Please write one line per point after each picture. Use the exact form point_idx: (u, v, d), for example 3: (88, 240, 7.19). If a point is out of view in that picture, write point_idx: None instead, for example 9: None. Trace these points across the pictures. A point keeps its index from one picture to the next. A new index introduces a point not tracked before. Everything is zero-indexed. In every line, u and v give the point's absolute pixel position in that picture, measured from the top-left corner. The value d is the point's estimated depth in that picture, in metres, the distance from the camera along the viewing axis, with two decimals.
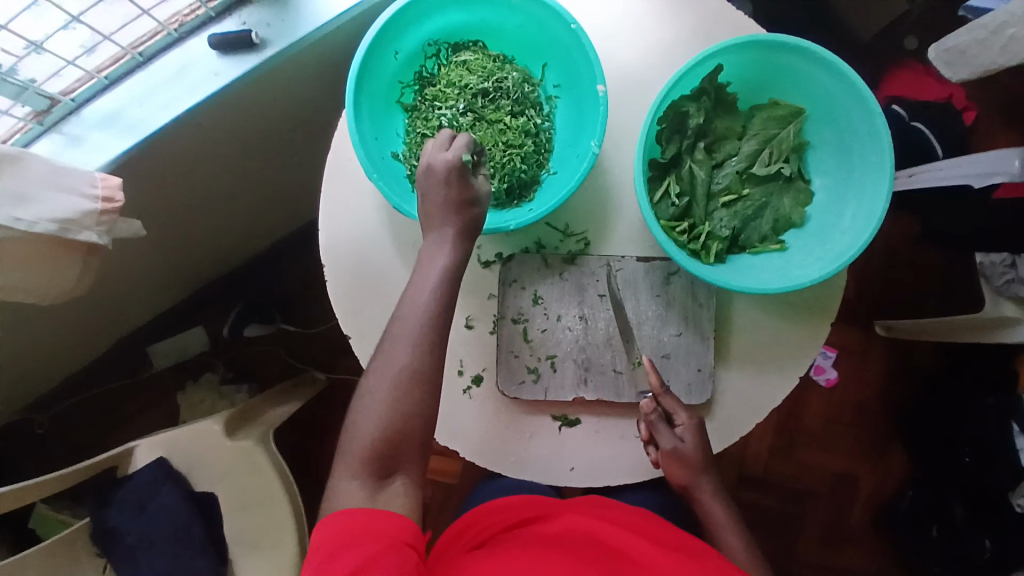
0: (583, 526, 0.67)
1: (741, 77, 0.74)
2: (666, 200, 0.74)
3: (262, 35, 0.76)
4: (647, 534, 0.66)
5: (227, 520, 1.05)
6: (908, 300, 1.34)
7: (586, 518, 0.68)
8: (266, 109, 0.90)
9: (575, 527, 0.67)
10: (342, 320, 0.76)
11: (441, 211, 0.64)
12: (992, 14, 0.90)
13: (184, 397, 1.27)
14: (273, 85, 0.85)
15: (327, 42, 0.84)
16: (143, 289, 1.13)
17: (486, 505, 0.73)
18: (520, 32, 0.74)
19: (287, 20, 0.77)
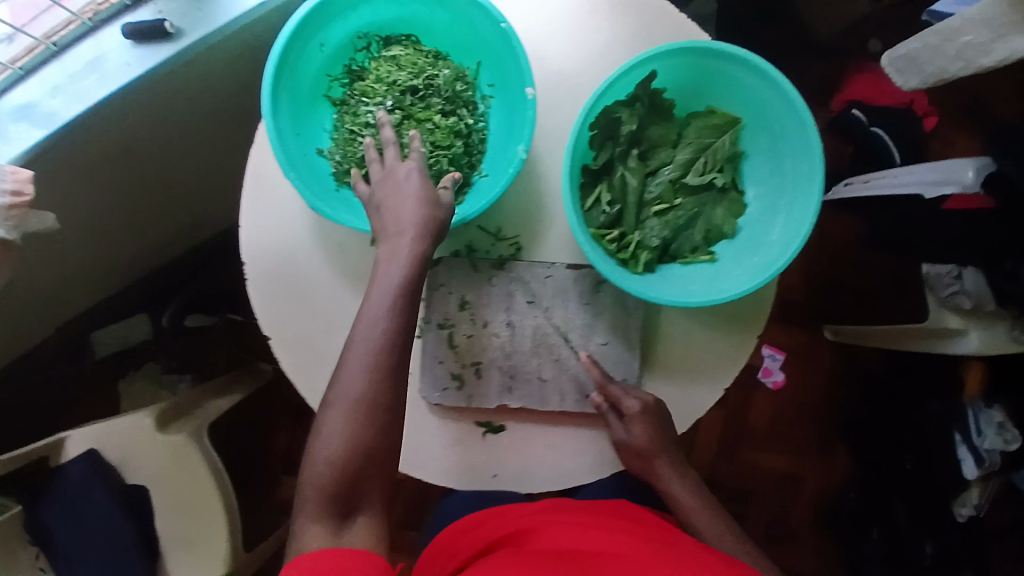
0: (558, 528, 0.64)
1: (676, 83, 0.72)
2: (597, 207, 0.73)
3: (177, 24, 0.74)
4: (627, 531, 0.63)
5: (159, 518, 1.04)
6: (855, 304, 1.36)
7: (565, 525, 0.65)
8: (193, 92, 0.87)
9: (554, 535, 0.63)
10: (262, 321, 0.73)
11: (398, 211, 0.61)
12: (945, 21, 0.86)
13: (125, 387, 1.24)
14: (195, 72, 0.83)
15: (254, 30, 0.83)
16: (79, 277, 1.09)
17: (468, 523, 0.70)
18: (451, 31, 0.73)
19: (203, 9, 0.75)
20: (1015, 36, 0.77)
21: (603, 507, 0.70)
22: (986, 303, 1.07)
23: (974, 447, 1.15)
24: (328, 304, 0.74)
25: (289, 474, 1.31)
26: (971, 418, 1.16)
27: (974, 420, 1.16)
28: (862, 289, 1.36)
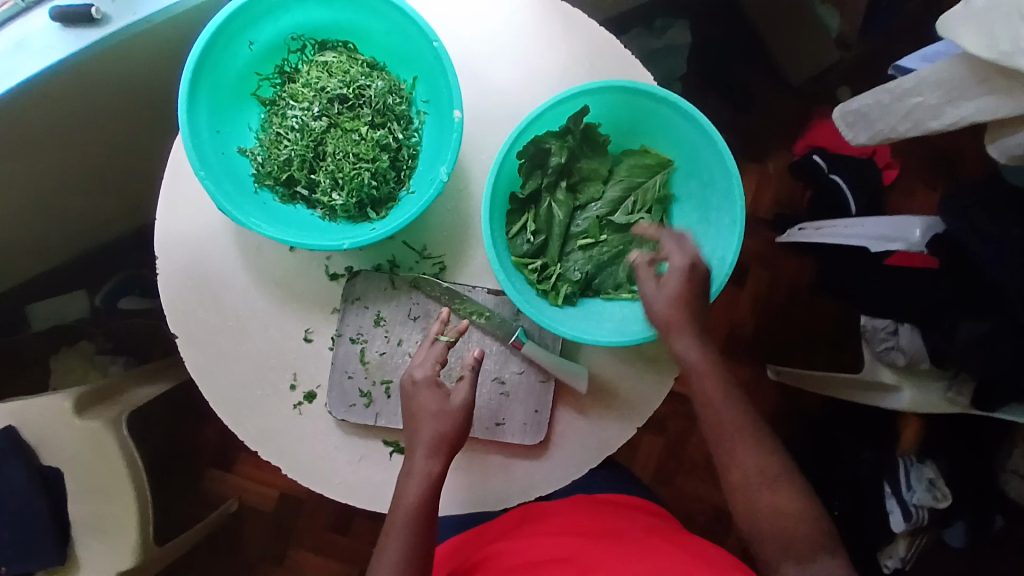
0: (532, 544, 0.70)
1: (610, 119, 0.72)
2: (522, 236, 0.73)
3: (103, 9, 0.71)
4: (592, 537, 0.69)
5: (73, 502, 1.01)
6: (801, 346, 1.37)
7: (536, 538, 0.71)
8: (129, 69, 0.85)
9: (528, 549, 0.69)
10: (172, 319, 0.73)
11: (428, 416, 0.66)
12: (899, 78, 0.83)
13: (56, 363, 1.21)
14: (128, 50, 0.81)
15: (191, 14, 0.81)
16: (14, 248, 1.06)
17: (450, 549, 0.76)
18: (387, 40, 0.72)
19: None
20: (967, 101, 0.75)
21: (567, 506, 0.76)
22: (921, 361, 1.07)
23: (903, 500, 1.14)
24: (242, 306, 0.73)
25: (218, 466, 1.30)
26: (902, 471, 1.16)
27: (905, 474, 1.16)
28: (810, 332, 1.36)
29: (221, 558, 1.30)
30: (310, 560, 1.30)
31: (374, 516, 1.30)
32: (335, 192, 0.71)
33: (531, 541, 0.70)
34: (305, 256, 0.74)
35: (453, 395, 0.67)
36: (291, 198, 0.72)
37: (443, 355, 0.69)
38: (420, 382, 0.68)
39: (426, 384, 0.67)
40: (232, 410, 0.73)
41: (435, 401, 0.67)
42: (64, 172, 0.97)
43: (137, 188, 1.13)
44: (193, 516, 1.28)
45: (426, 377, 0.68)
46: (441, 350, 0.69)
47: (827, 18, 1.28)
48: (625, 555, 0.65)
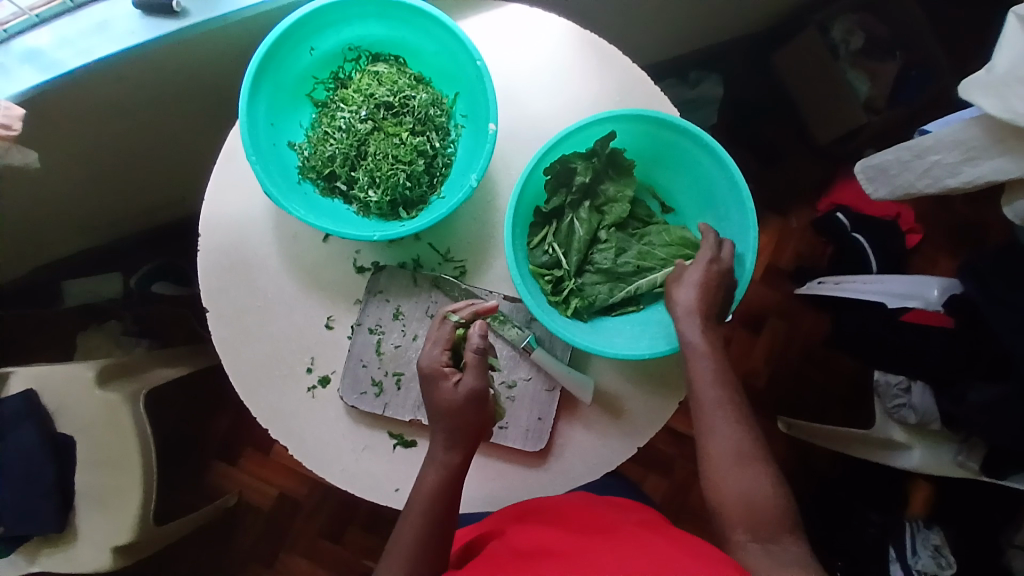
0: (540, 530, 0.67)
1: (635, 146, 0.76)
2: (541, 247, 0.76)
3: (184, 4, 0.79)
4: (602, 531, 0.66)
5: (81, 470, 1.04)
6: (814, 402, 1.35)
7: (544, 527, 0.68)
8: (192, 67, 0.92)
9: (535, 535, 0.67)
10: (205, 293, 0.77)
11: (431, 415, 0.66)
12: (918, 137, 0.86)
13: (83, 339, 1.27)
14: (198, 50, 0.89)
15: (257, 23, 0.88)
16: (63, 221, 1.14)
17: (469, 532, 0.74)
18: (436, 58, 0.77)
19: None
20: (984, 161, 0.77)
21: (595, 499, 0.75)
22: (931, 423, 1.06)
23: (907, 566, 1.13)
24: (270, 288, 0.77)
25: (222, 459, 1.32)
26: (909, 537, 1.15)
27: (911, 540, 1.15)
28: (823, 389, 1.35)
29: (212, 551, 1.31)
30: (299, 565, 1.30)
31: (367, 528, 1.31)
32: (371, 190, 0.76)
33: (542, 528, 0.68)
34: (336, 247, 0.78)
35: (460, 383, 0.66)
36: (330, 192, 0.77)
37: (447, 339, 0.68)
38: (430, 367, 0.67)
39: (433, 370, 0.67)
40: (249, 386, 0.76)
41: (444, 393, 0.66)
42: (120, 156, 1.04)
43: (179, 180, 1.19)
44: (191, 505, 1.30)
45: (434, 366, 0.67)
46: (445, 333, 0.68)
47: (856, 82, 1.26)
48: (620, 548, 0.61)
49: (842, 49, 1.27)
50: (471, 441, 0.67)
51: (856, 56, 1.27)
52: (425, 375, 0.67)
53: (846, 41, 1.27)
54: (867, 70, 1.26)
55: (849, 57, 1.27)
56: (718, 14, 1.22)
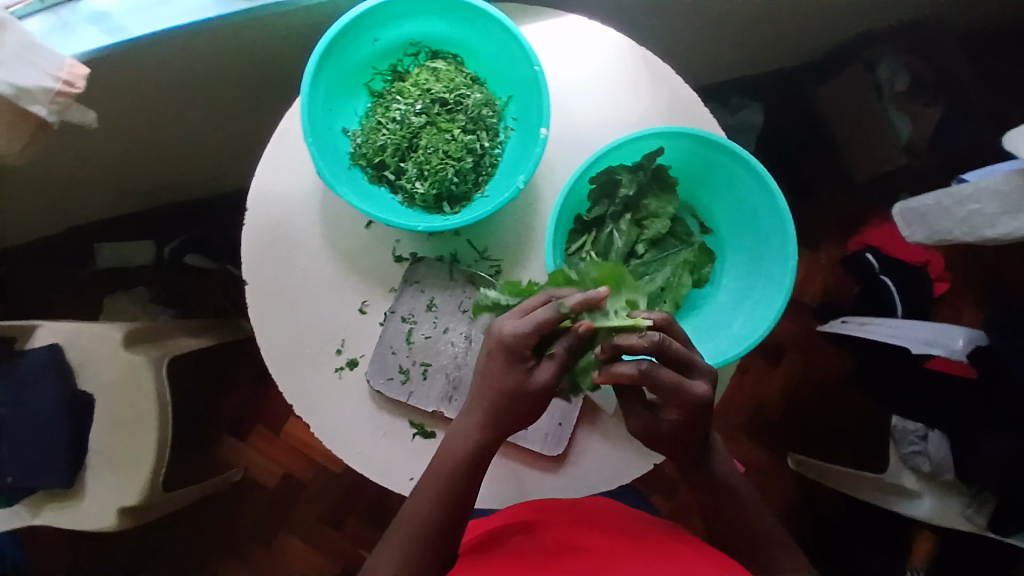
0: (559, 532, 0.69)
1: (681, 164, 0.77)
2: (579, 255, 0.77)
3: None
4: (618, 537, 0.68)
5: (96, 430, 1.06)
6: (826, 441, 1.34)
7: (561, 529, 0.70)
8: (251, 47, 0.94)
9: (551, 537, 0.69)
10: (245, 266, 0.79)
11: None
12: (960, 185, 0.86)
13: (110, 302, 1.29)
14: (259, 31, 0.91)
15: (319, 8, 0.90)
16: (106, 185, 1.17)
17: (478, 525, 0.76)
18: (493, 60, 0.79)
19: None
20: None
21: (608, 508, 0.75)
22: (944, 472, 1.05)
23: None
24: (310, 267, 0.79)
25: (232, 434, 1.33)
26: None
27: None
28: (836, 428, 1.34)
29: (214, 523, 1.33)
30: (297, 547, 1.32)
31: (369, 518, 1.32)
32: (418, 181, 0.77)
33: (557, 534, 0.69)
34: (377, 234, 0.80)
35: (537, 372, 0.65)
36: (377, 180, 0.78)
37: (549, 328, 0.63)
38: (514, 342, 0.63)
39: (515, 350, 0.64)
40: (278, 360, 0.77)
41: (517, 377, 0.65)
42: (170, 128, 1.06)
43: (221, 156, 1.20)
44: (197, 476, 1.31)
45: (517, 347, 0.63)
46: (551, 322, 0.62)
47: (896, 121, 1.27)
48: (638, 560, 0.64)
49: (886, 89, 1.26)
50: (492, 438, 0.68)
51: (899, 98, 1.27)
52: (507, 350, 0.64)
53: (890, 82, 1.26)
54: (910, 112, 1.26)
55: (892, 98, 1.27)
56: (767, 43, 1.22)
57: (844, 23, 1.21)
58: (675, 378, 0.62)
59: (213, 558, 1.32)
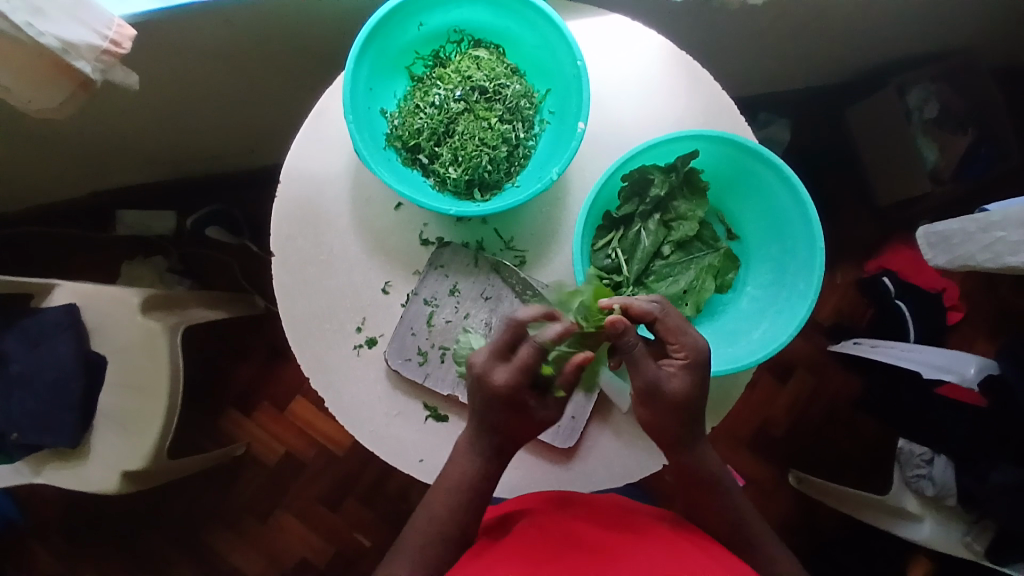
0: (564, 518, 0.68)
1: (713, 168, 0.78)
2: (604, 251, 0.77)
3: None
4: (624, 527, 0.67)
5: (106, 391, 1.06)
6: (827, 460, 1.34)
7: (567, 516, 0.68)
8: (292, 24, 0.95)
9: (556, 521, 0.67)
10: (274, 237, 0.79)
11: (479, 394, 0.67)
12: (986, 211, 0.86)
13: (128, 268, 1.30)
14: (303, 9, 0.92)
15: None
16: (133, 151, 1.18)
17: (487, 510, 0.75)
18: (535, 53, 0.79)
19: None
20: None
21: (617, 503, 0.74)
22: (947, 498, 1.05)
23: None
24: (337, 244, 0.80)
25: (238, 409, 1.34)
26: None
27: None
28: (839, 449, 1.34)
29: (214, 495, 1.33)
30: (293, 525, 1.32)
31: (366, 502, 1.32)
32: (451, 166, 0.78)
33: (562, 520, 0.68)
34: (406, 216, 0.80)
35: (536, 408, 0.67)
36: (411, 163, 0.79)
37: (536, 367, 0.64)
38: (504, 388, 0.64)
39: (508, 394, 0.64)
40: (299, 333, 0.78)
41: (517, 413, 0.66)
42: (200, 100, 1.07)
43: (248, 132, 1.21)
44: (200, 448, 1.32)
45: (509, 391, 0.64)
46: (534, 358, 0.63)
47: (925, 149, 1.25)
48: (642, 551, 0.62)
49: (916, 116, 1.26)
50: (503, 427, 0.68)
51: (928, 125, 1.26)
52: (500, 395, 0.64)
53: (920, 109, 1.25)
54: (938, 139, 1.25)
55: (921, 124, 1.26)
56: (800, 60, 1.22)
57: (878, 45, 1.21)
58: (680, 321, 0.66)
59: (210, 530, 1.33)
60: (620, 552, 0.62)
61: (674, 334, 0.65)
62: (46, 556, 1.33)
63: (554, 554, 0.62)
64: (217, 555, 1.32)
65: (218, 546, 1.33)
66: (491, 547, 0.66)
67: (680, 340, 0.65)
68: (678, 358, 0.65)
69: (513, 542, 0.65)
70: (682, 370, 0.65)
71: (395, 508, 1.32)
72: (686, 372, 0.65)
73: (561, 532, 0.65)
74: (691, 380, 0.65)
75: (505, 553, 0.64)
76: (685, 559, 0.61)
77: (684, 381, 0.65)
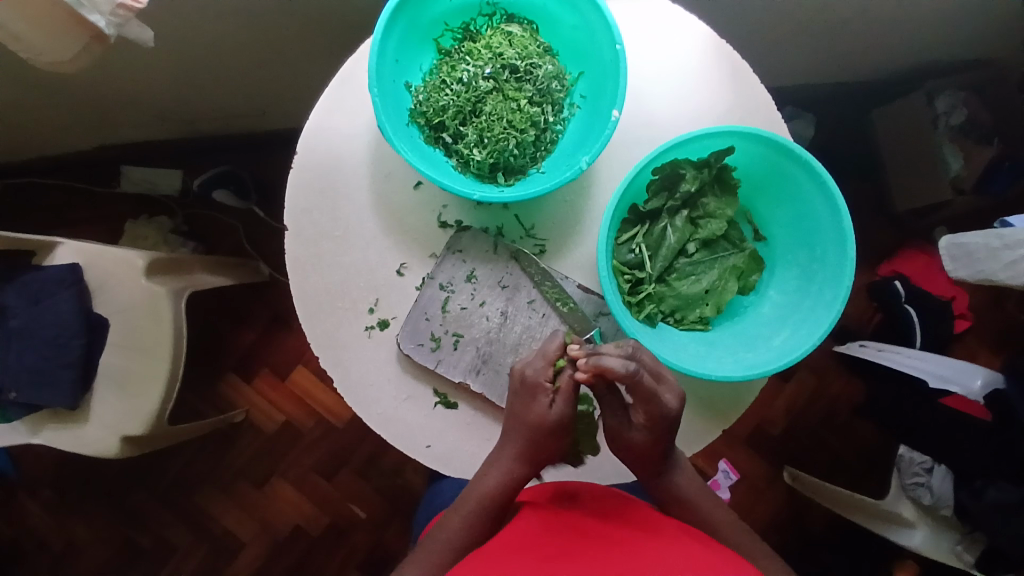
0: (570, 512, 0.67)
1: (747, 167, 0.75)
2: (628, 246, 0.76)
3: None
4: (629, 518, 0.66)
5: (106, 352, 1.04)
6: (823, 461, 1.35)
7: (571, 510, 0.67)
8: None
9: (560, 514, 0.66)
10: (288, 210, 0.77)
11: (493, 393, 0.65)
12: (1012, 228, 0.83)
13: (132, 227, 1.28)
14: None
15: None
16: (143, 107, 1.15)
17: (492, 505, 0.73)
18: (571, 33, 0.76)
19: None
20: None
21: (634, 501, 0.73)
22: (942, 507, 1.07)
23: None
24: (353, 221, 0.77)
25: (237, 375, 1.33)
26: None
27: None
28: (835, 450, 1.35)
29: (209, 458, 1.33)
30: (286, 493, 1.32)
31: (360, 476, 1.32)
32: (476, 148, 0.75)
33: (565, 514, 0.66)
34: (426, 196, 0.78)
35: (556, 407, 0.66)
36: (434, 141, 0.77)
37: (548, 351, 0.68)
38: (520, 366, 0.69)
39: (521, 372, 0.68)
40: (310, 309, 0.76)
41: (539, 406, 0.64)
42: (211, 61, 1.03)
43: (259, 95, 1.17)
44: (198, 412, 1.32)
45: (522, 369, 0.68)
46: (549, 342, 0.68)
47: (949, 157, 1.22)
48: (648, 539, 0.61)
49: (942, 121, 1.22)
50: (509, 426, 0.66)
51: (953, 132, 1.22)
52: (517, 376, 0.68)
53: (947, 115, 1.22)
54: (963, 148, 1.22)
55: (946, 131, 1.22)
56: (833, 55, 1.19)
57: (913, 46, 1.18)
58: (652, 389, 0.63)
59: (203, 493, 1.33)
60: (625, 540, 0.61)
61: (639, 399, 0.63)
62: (38, 510, 1.33)
63: (560, 543, 0.60)
64: (210, 517, 1.33)
65: (212, 510, 1.33)
66: (495, 538, 0.64)
67: (646, 406, 0.64)
68: (641, 417, 0.65)
69: (516, 533, 0.63)
70: (644, 428, 0.65)
71: (390, 483, 1.32)
72: (646, 431, 0.65)
73: (566, 524, 0.64)
74: (651, 436, 0.66)
75: (510, 543, 0.62)
76: (693, 549, 0.59)
77: (644, 436, 0.66)
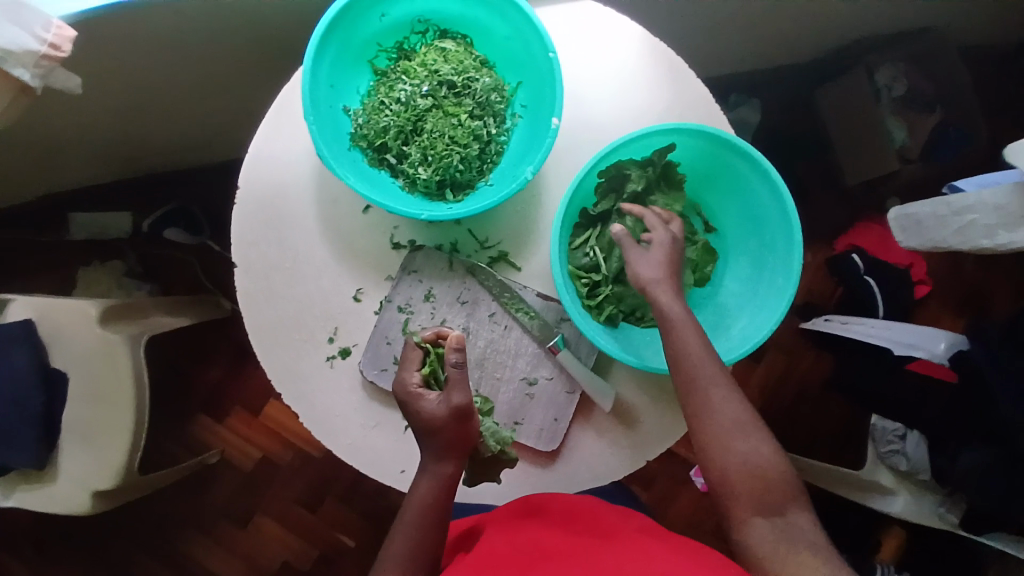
0: (530, 529, 0.67)
1: (691, 162, 0.76)
2: (583, 249, 0.76)
3: None
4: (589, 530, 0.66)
5: (68, 407, 1.01)
6: (801, 437, 1.37)
7: (532, 527, 0.67)
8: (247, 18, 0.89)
9: (520, 534, 0.66)
10: (236, 246, 0.75)
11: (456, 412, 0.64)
12: (958, 193, 0.84)
13: (83, 273, 1.25)
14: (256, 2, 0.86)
15: None
16: (83, 151, 1.12)
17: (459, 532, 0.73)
18: (505, 44, 0.76)
19: None
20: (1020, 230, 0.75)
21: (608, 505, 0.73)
22: (920, 472, 1.09)
23: None
24: (303, 251, 0.76)
25: (208, 414, 1.30)
26: None
27: None
28: (811, 426, 1.37)
29: (188, 502, 1.30)
30: (270, 528, 1.30)
31: (344, 503, 1.30)
32: (421, 166, 0.75)
33: (524, 533, 0.66)
34: (375, 219, 0.77)
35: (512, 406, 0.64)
36: (378, 163, 0.76)
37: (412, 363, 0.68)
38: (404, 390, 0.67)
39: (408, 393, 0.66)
40: (267, 344, 0.75)
41: None
42: (148, 97, 1.00)
43: (203, 128, 1.14)
44: (172, 456, 1.29)
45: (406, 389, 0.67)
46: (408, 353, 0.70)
47: (893, 128, 1.25)
48: (605, 551, 0.61)
49: (884, 95, 1.25)
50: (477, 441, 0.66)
51: (896, 103, 1.25)
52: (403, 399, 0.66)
53: (888, 87, 1.25)
54: (906, 120, 1.25)
55: (889, 103, 1.25)
56: (773, 39, 1.20)
57: (848, 23, 1.20)
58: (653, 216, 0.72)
59: (185, 539, 1.30)
60: (582, 555, 0.61)
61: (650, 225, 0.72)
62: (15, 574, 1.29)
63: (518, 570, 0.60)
64: (195, 562, 1.30)
65: (195, 554, 1.30)
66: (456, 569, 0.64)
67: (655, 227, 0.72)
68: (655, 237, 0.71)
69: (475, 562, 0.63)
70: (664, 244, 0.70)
71: (375, 506, 1.30)
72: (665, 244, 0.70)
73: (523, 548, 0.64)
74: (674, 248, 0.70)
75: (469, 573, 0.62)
76: (650, 551, 0.60)
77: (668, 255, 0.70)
